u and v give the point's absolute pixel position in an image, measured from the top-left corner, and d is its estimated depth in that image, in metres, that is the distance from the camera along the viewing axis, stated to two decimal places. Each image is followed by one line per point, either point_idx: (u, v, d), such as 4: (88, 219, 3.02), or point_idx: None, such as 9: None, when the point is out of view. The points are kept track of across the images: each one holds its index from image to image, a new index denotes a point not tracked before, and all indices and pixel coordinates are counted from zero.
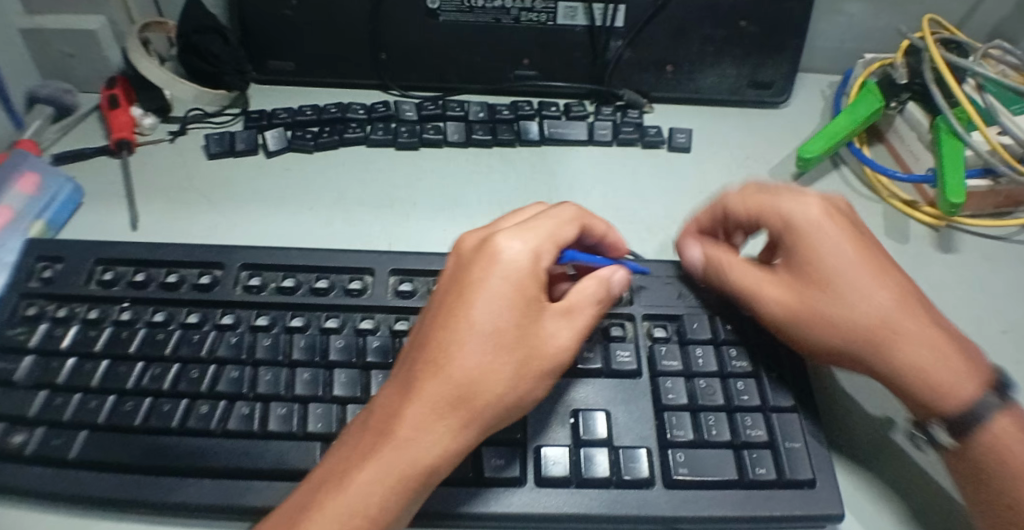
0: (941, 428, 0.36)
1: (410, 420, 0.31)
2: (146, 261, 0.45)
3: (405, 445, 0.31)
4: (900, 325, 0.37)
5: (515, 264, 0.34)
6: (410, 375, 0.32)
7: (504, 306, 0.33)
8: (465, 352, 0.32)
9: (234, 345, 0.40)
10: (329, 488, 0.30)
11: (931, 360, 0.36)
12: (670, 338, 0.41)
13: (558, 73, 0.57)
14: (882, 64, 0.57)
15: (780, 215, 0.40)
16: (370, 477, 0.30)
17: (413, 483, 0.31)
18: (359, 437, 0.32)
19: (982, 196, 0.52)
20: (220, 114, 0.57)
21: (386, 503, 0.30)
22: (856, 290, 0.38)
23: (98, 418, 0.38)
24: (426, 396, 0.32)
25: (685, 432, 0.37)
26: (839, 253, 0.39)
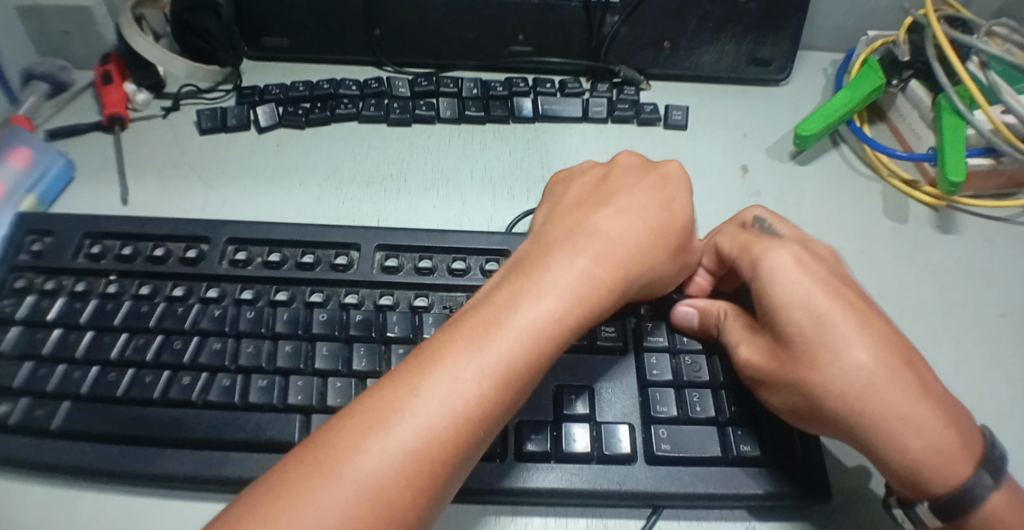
0: (924, 506, 0.32)
1: (580, 265, 0.34)
2: (134, 235, 0.44)
3: (589, 280, 0.34)
4: (884, 388, 0.32)
5: (681, 178, 0.40)
6: (581, 228, 0.36)
7: (666, 198, 0.38)
8: (637, 227, 0.36)
9: (217, 318, 0.40)
10: (503, 309, 0.32)
11: (915, 436, 0.31)
12: (657, 314, 0.41)
13: (554, 49, 0.56)
14: (887, 41, 0.56)
15: (752, 265, 0.36)
16: (549, 303, 0.32)
17: (589, 316, 0.33)
18: (510, 277, 0.34)
19: (984, 176, 0.51)
20: (213, 90, 0.56)
21: (562, 333, 0.32)
22: (833, 343, 0.33)
23: (81, 389, 0.38)
24: (602, 246, 0.35)
25: (669, 408, 0.37)
26: (811, 297, 0.34)
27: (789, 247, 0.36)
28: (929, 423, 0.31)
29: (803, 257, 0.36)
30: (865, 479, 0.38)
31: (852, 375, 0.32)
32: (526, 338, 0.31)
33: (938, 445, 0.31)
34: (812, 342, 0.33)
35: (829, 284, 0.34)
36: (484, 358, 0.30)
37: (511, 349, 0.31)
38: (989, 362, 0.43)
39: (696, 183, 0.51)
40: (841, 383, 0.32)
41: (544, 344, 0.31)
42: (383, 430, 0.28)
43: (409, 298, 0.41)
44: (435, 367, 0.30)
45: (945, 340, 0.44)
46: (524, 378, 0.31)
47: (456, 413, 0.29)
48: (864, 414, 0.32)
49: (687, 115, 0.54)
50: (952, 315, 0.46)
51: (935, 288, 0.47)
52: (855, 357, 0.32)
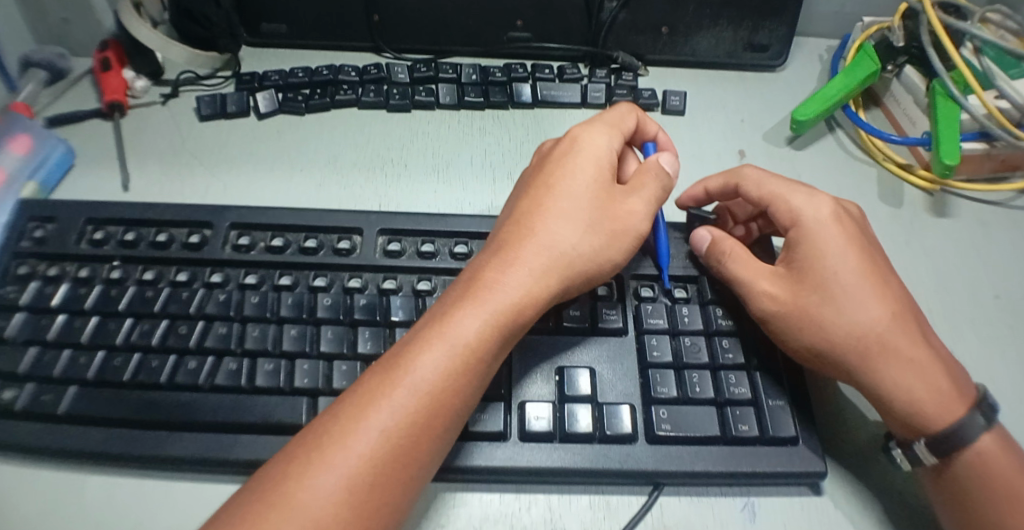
0: (923, 446, 0.35)
1: (501, 278, 0.36)
2: (136, 222, 0.45)
3: (502, 294, 0.35)
4: (895, 336, 0.37)
5: (595, 146, 0.40)
6: (505, 238, 0.38)
7: (581, 176, 0.39)
8: (550, 231, 0.38)
9: (222, 302, 0.41)
10: (433, 326, 0.35)
11: (918, 379, 0.36)
12: (657, 297, 0.41)
13: (553, 35, 0.56)
14: (882, 27, 0.56)
15: (790, 212, 0.40)
16: (473, 316, 0.34)
17: (507, 325, 0.35)
18: (451, 294, 0.37)
19: (979, 160, 0.51)
20: (212, 76, 0.56)
21: (488, 342, 0.34)
22: (854, 292, 0.37)
23: (87, 374, 0.39)
24: (523, 251, 0.37)
25: (669, 389, 0.38)
26: (844, 248, 0.39)
27: (825, 202, 0.40)
28: (933, 368, 0.36)
29: (838, 213, 0.40)
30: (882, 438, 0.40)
31: (872, 315, 0.37)
32: (453, 349, 0.34)
33: (940, 390, 0.36)
34: (838, 288, 0.37)
35: (856, 238, 0.39)
36: (413, 374, 0.33)
37: (440, 361, 0.33)
38: (982, 342, 0.44)
39: (694, 167, 0.51)
40: (861, 326, 0.37)
41: (472, 353, 0.34)
42: (336, 448, 0.31)
43: (412, 282, 0.42)
44: (372, 390, 0.33)
45: (940, 320, 0.45)
46: (456, 386, 0.33)
47: (395, 427, 0.32)
48: (880, 353, 0.36)
49: (685, 100, 0.54)
50: (946, 296, 0.47)
51: (930, 271, 0.48)
52: (873, 303, 0.37)
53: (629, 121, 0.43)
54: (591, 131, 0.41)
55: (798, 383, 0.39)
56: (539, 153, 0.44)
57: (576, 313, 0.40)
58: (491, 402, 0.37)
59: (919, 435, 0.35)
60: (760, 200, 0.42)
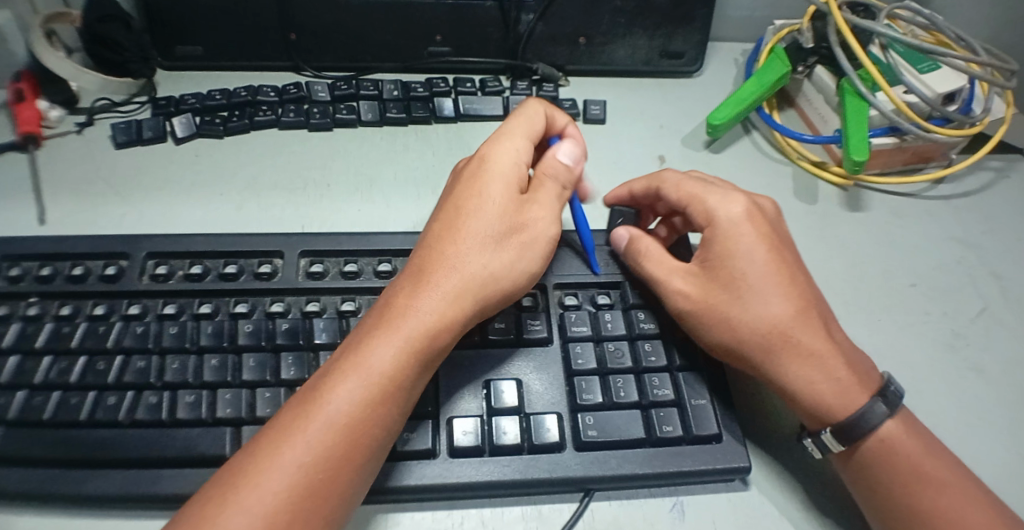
0: (831, 437, 0.37)
1: (413, 305, 0.37)
2: (51, 256, 0.43)
3: (415, 322, 0.36)
4: (798, 330, 0.38)
5: (502, 164, 0.41)
6: (419, 263, 0.39)
7: (491, 195, 0.40)
8: (460, 251, 0.38)
9: (140, 334, 0.40)
10: (348, 357, 0.35)
11: (818, 372, 0.37)
12: (581, 305, 0.42)
13: (472, 49, 0.56)
14: (791, 30, 0.58)
15: (705, 212, 0.42)
16: (386, 345, 0.35)
17: (421, 352, 0.36)
18: (366, 324, 0.37)
19: (890, 154, 0.54)
20: (128, 103, 0.55)
21: (402, 370, 0.35)
22: (760, 288, 0.39)
23: (8, 413, 0.37)
24: (436, 276, 0.38)
25: (594, 395, 0.38)
26: (752, 247, 0.40)
27: (739, 200, 0.42)
28: (833, 359, 0.38)
29: (751, 211, 0.41)
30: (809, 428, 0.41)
31: (775, 311, 0.38)
32: (367, 380, 0.34)
33: (839, 377, 0.37)
34: (744, 284, 0.39)
35: (766, 236, 0.41)
36: (327, 407, 0.33)
37: (354, 392, 0.34)
38: (897, 329, 0.46)
39: (616, 174, 0.52)
40: (764, 319, 0.38)
41: (387, 382, 0.34)
42: (249, 488, 0.31)
43: (335, 303, 0.42)
44: (286, 425, 0.33)
45: (857, 311, 0.47)
46: (372, 416, 0.34)
47: (310, 462, 0.32)
48: (783, 348, 0.38)
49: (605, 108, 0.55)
50: (864, 287, 0.49)
51: (848, 264, 0.50)
52: (776, 297, 0.39)
53: (538, 126, 0.43)
54: (498, 144, 0.42)
55: (719, 379, 0.40)
56: (454, 173, 0.44)
57: (502, 325, 0.41)
58: (418, 420, 0.37)
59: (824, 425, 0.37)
60: (680, 202, 0.43)
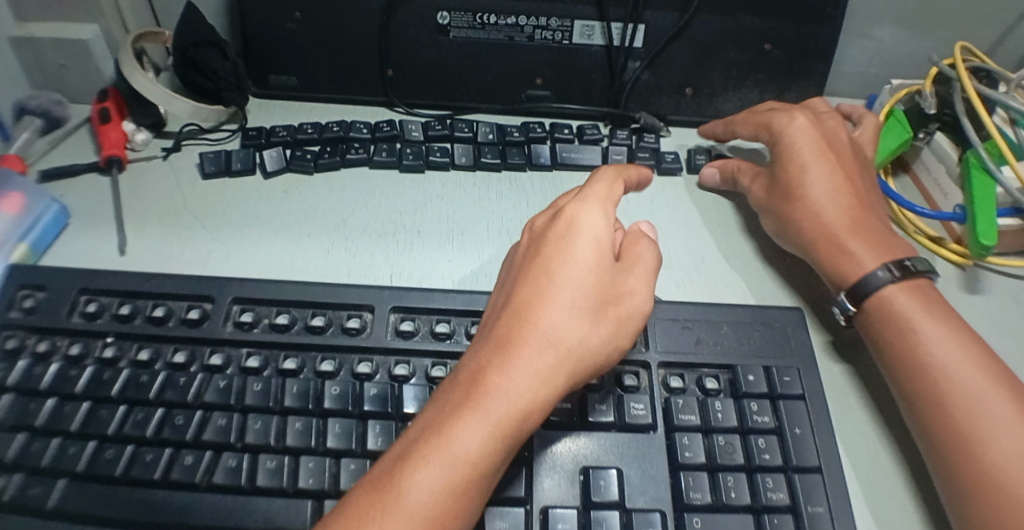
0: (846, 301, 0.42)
1: (496, 384, 0.32)
2: (133, 293, 0.42)
3: (501, 403, 0.32)
4: (836, 219, 0.44)
5: (593, 228, 0.36)
6: (504, 333, 0.34)
7: (584, 261, 0.36)
8: (550, 323, 0.34)
9: (222, 389, 0.38)
10: (428, 440, 0.31)
11: (844, 250, 0.43)
12: (687, 389, 0.39)
13: (572, 95, 0.54)
14: (910, 90, 0.54)
15: (769, 133, 0.49)
16: (473, 429, 0.31)
17: (510, 435, 0.32)
18: (443, 397, 0.33)
19: (1015, 235, 0.49)
20: (218, 130, 0.54)
21: (490, 456, 0.31)
22: (809, 183, 0.45)
23: (78, 466, 0.36)
24: (526, 350, 0.33)
25: (703, 494, 0.35)
26: (810, 150, 0.46)
27: (801, 117, 0.48)
28: (875, 251, 0.42)
29: (812, 121, 0.47)
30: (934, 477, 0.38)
31: (819, 197, 0.44)
32: (450, 469, 0.30)
33: (860, 253, 0.42)
34: (801, 187, 0.45)
35: (821, 141, 0.46)
36: (407, 498, 0.30)
37: (439, 479, 0.30)
38: None
39: (719, 240, 0.49)
40: (819, 219, 0.44)
41: (475, 468, 0.31)
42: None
43: (425, 366, 0.39)
44: (362, 511, 0.29)
45: None
46: (458, 506, 0.30)
47: None
48: (834, 232, 0.43)
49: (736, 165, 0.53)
50: None
51: None
52: (835, 206, 0.44)
53: (620, 192, 0.39)
54: (580, 207, 0.37)
55: (843, 482, 0.36)
56: (528, 230, 0.39)
57: (602, 407, 0.38)
58: (511, 507, 0.35)
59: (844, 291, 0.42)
60: (752, 133, 0.50)
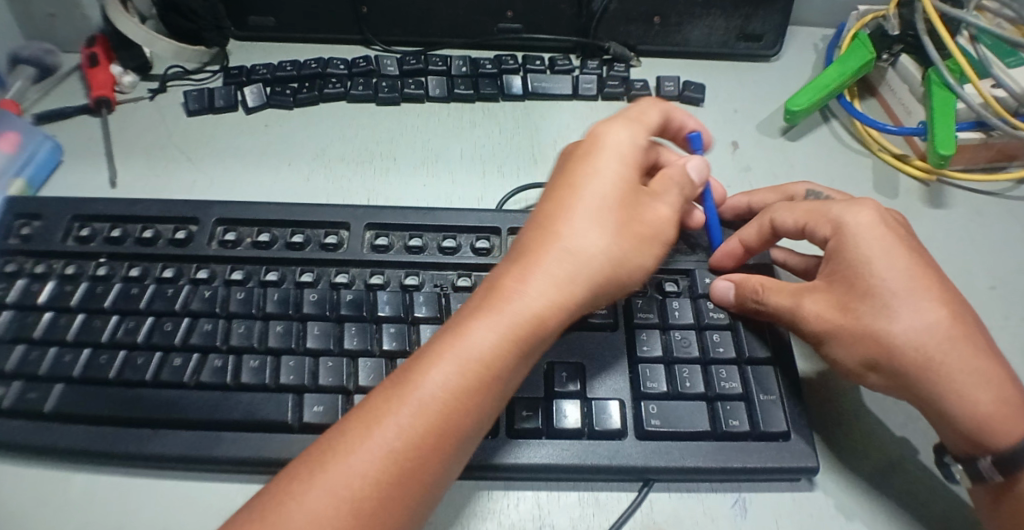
0: (986, 462, 0.34)
1: (520, 289, 0.33)
2: (122, 218, 0.44)
3: (516, 305, 0.33)
4: (949, 349, 0.35)
5: (619, 142, 0.37)
6: (531, 241, 0.35)
7: (608, 162, 0.36)
8: (573, 230, 0.35)
9: (207, 299, 0.40)
10: (445, 337, 0.32)
11: (971, 391, 0.34)
12: (647, 291, 0.41)
13: (544, 26, 0.55)
14: (876, 16, 0.55)
15: (830, 222, 0.38)
16: (487, 329, 0.32)
17: (524, 340, 0.32)
18: (471, 298, 0.34)
19: (976, 150, 0.50)
20: (200, 71, 0.56)
21: (501, 358, 0.32)
22: (912, 324, 0.35)
23: (73, 371, 0.38)
24: (545, 253, 0.34)
25: (658, 384, 0.37)
26: (894, 254, 0.36)
27: (868, 209, 0.38)
28: (997, 393, 0.34)
29: (885, 219, 0.38)
30: (911, 452, 0.39)
31: (930, 330, 0.35)
32: (463, 367, 0.31)
33: (996, 395, 0.34)
34: (896, 325, 0.35)
35: (907, 243, 0.37)
36: (418, 391, 0.31)
37: (449, 374, 0.31)
38: None
39: None
40: (919, 344, 0.35)
41: (484, 368, 0.31)
42: (337, 465, 0.29)
43: (399, 277, 0.41)
44: (376, 406, 0.31)
45: None
46: (466, 405, 0.31)
47: (396, 447, 0.30)
48: (940, 367, 0.35)
49: (703, 91, 0.54)
50: None
51: None
52: (953, 347, 0.35)
53: (653, 117, 0.40)
54: (613, 127, 0.38)
55: (791, 372, 0.39)
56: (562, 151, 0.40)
57: None
58: None
59: (979, 450, 0.34)
60: (799, 223, 0.40)
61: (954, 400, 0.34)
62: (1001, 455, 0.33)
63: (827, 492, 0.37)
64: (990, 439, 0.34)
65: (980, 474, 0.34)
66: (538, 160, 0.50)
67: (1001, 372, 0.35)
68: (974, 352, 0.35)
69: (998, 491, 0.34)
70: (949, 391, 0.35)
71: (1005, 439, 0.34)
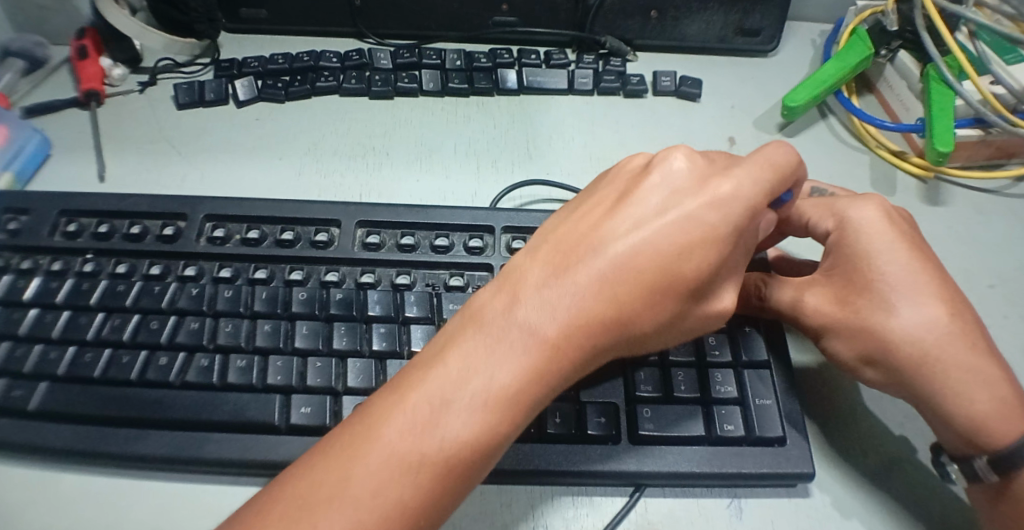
0: (984, 462, 0.34)
1: (558, 347, 0.29)
2: (109, 213, 0.43)
3: (552, 373, 0.29)
4: (949, 347, 0.34)
5: (721, 216, 0.30)
6: (575, 280, 0.30)
7: (700, 241, 0.30)
8: (630, 299, 0.30)
9: (195, 297, 0.39)
10: (469, 389, 0.28)
11: (970, 390, 0.34)
12: None
13: (540, 20, 0.55)
14: (875, 11, 0.55)
15: (835, 216, 0.38)
16: (519, 394, 0.28)
17: (546, 400, 0.30)
18: (496, 335, 0.29)
19: (973, 147, 0.50)
20: (191, 64, 0.55)
21: (524, 418, 0.29)
22: (912, 320, 0.35)
23: (58, 370, 0.37)
24: (594, 315, 0.30)
25: (652, 387, 0.37)
26: (896, 249, 0.36)
27: (873, 203, 0.38)
28: (996, 393, 0.34)
29: (889, 214, 0.38)
30: (909, 450, 0.38)
31: (930, 327, 0.35)
32: (489, 430, 0.28)
33: (995, 394, 0.34)
34: (895, 321, 0.35)
35: (909, 238, 0.37)
36: (436, 439, 0.27)
37: (474, 422, 0.28)
38: None
39: None
40: (918, 341, 0.35)
41: (508, 432, 0.29)
42: (340, 505, 0.26)
43: (390, 275, 0.41)
44: (384, 450, 0.27)
45: None
46: (481, 454, 0.28)
47: (406, 501, 0.27)
48: (938, 364, 0.34)
49: (700, 86, 0.53)
50: None
51: None
52: (953, 345, 0.34)
53: (778, 185, 0.31)
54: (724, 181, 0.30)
55: (786, 375, 0.38)
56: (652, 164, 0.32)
57: None
58: None
59: (977, 449, 0.34)
60: (803, 218, 0.40)
61: (950, 397, 0.34)
62: (998, 454, 0.33)
63: (823, 493, 0.37)
64: (987, 439, 0.34)
65: (976, 474, 0.34)
66: (532, 156, 0.50)
67: (998, 371, 0.35)
68: (973, 351, 0.35)
69: (995, 491, 0.34)
70: (947, 389, 0.34)
71: (1002, 439, 0.33)
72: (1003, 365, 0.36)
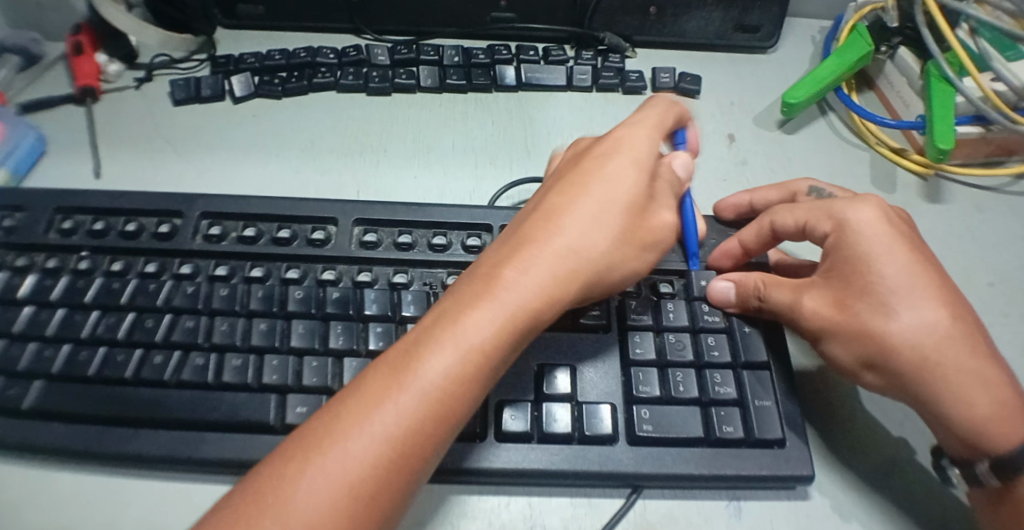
0: (985, 465, 0.34)
1: (526, 278, 0.32)
2: (104, 210, 0.43)
3: (521, 295, 0.32)
4: (949, 350, 0.34)
5: (635, 149, 0.37)
6: (528, 231, 0.34)
7: (621, 175, 0.36)
8: (578, 225, 0.34)
9: (191, 295, 0.39)
10: (442, 323, 0.31)
11: (971, 393, 0.34)
12: (641, 292, 0.40)
13: (538, 16, 0.54)
14: (875, 7, 0.54)
15: (832, 219, 0.38)
16: (485, 318, 0.31)
17: (521, 331, 0.31)
18: (466, 285, 0.33)
19: (974, 144, 0.50)
20: (188, 60, 0.54)
21: (500, 347, 0.31)
22: (911, 323, 0.35)
23: (52, 368, 0.37)
24: (549, 247, 0.33)
25: (651, 388, 0.37)
26: (895, 252, 0.36)
27: (870, 205, 0.38)
28: (996, 396, 0.34)
29: (887, 216, 0.37)
30: (910, 453, 0.38)
31: (930, 330, 0.35)
32: (464, 354, 0.30)
33: (995, 397, 0.34)
34: (895, 325, 0.35)
35: (909, 240, 0.37)
36: (417, 371, 0.29)
37: (450, 361, 0.30)
38: None
39: None
40: (918, 344, 0.34)
41: (485, 359, 0.30)
42: (330, 451, 0.28)
43: (387, 274, 0.41)
44: (371, 391, 0.29)
45: None
46: (461, 393, 0.30)
47: (394, 433, 0.28)
48: (939, 368, 0.34)
49: (700, 82, 0.53)
50: None
51: None
52: (952, 348, 0.34)
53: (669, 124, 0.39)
54: (628, 132, 0.38)
55: (785, 376, 0.38)
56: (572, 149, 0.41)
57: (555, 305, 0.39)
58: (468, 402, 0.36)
59: (978, 453, 0.34)
60: (799, 223, 0.40)
61: (951, 401, 0.34)
62: (999, 458, 0.33)
63: (823, 495, 0.37)
64: (987, 443, 0.34)
65: (977, 478, 0.34)
66: (531, 153, 0.49)
67: (999, 373, 0.35)
68: (973, 353, 0.35)
69: (996, 495, 0.34)
70: (948, 392, 0.34)
71: (1004, 442, 0.33)
72: (1004, 366, 0.35)
